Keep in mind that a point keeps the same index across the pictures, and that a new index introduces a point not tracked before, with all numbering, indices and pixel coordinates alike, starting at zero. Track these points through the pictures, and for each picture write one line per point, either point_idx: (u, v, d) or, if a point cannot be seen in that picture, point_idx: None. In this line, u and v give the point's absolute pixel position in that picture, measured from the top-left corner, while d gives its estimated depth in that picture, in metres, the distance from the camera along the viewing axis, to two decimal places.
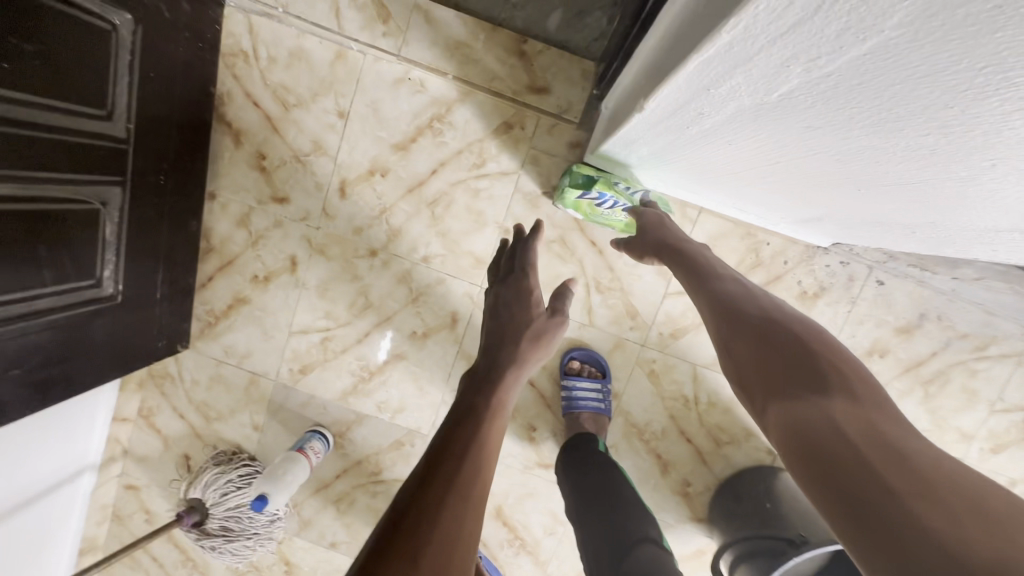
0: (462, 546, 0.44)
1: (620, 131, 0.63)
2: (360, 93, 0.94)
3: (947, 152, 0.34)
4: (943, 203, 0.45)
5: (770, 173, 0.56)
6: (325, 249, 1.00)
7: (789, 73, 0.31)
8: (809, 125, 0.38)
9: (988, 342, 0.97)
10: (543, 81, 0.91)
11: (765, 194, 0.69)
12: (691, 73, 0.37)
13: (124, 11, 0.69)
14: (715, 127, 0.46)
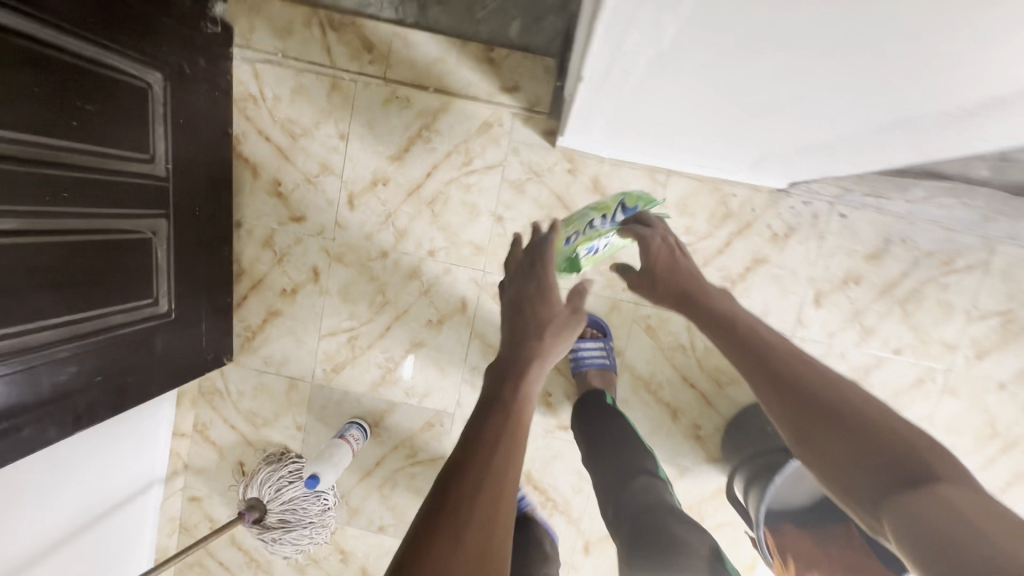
0: (495, 534, 0.54)
1: (575, 103, 0.73)
2: (355, 117, 1.07)
3: (798, 66, 0.45)
4: (837, 113, 0.55)
5: (705, 119, 0.67)
6: (343, 257, 1.13)
7: (663, 22, 0.42)
8: (708, 65, 0.49)
9: (953, 256, 1.05)
10: (512, 80, 1.02)
11: (713, 143, 0.80)
12: (603, 39, 0.49)
13: (155, 70, 0.83)
14: (642, 82, 0.57)
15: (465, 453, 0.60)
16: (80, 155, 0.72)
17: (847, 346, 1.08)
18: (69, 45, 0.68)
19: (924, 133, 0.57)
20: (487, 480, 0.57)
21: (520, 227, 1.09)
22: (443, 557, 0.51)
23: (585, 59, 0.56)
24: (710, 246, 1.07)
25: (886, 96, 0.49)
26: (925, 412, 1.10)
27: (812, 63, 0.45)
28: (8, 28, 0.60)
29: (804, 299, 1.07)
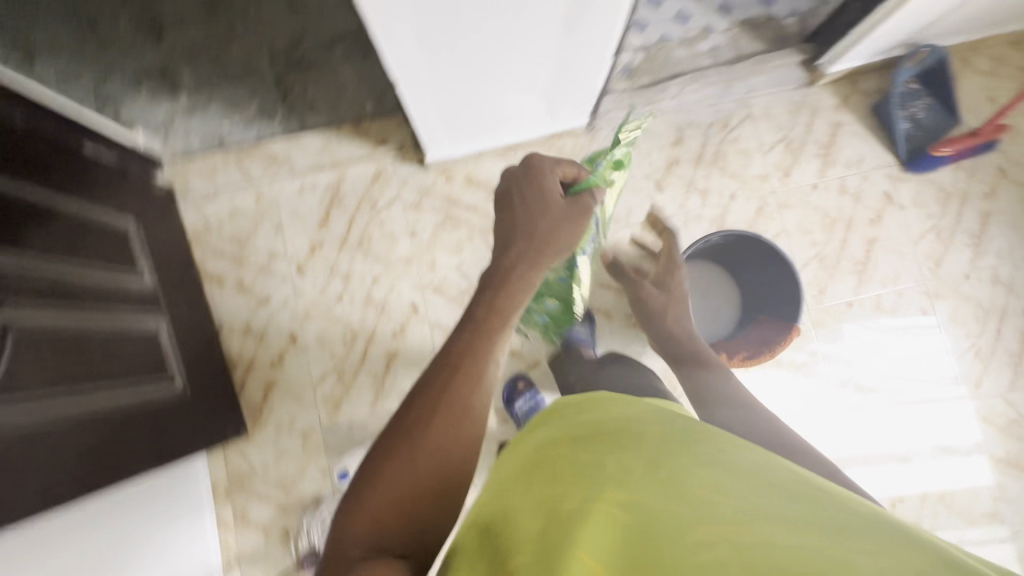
0: (443, 457, 0.64)
1: (405, 97, 1.08)
2: (282, 210, 1.41)
3: (481, 11, 0.84)
4: (532, 24, 0.90)
5: (479, 69, 1.02)
6: (310, 314, 1.39)
7: (399, 17, 0.82)
8: (435, 18, 0.84)
9: (727, 119, 1.44)
10: (381, 136, 1.40)
11: (514, 101, 1.18)
12: (382, 41, 0.88)
13: (127, 216, 1.15)
14: (425, 62, 0.96)
15: (437, 373, 0.69)
16: (75, 271, 0.97)
17: (696, 208, 1.42)
18: (60, 202, 0.98)
19: (592, 22, 0.92)
20: (451, 406, 0.66)
21: (431, 232, 1.41)
22: (400, 470, 0.62)
23: (378, 48, 0.91)
24: None
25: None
26: (777, 228, 1.42)
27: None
28: (13, 194, 0.88)
29: (649, 190, 1.43)
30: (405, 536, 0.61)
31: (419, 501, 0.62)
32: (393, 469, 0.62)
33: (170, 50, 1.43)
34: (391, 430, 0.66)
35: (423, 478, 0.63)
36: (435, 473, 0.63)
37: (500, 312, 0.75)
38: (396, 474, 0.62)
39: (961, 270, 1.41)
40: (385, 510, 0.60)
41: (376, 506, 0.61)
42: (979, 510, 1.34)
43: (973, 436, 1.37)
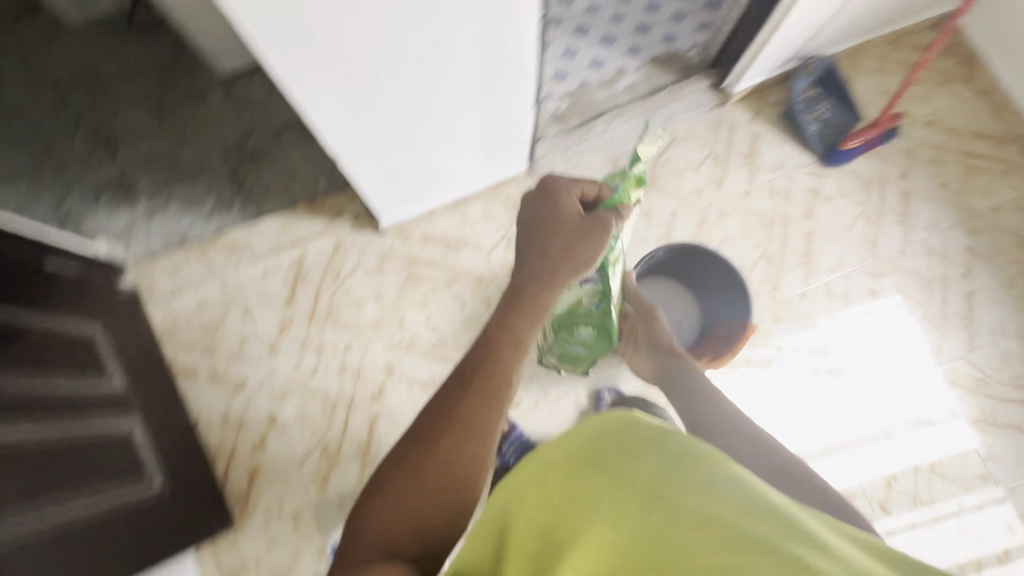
0: (457, 467, 0.70)
1: (350, 170, 1.15)
2: (248, 294, 1.44)
3: (399, 81, 0.93)
4: (450, 83, 0.98)
5: (412, 133, 1.10)
6: (287, 392, 1.39)
7: (325, 97, 0.90)
8: (359, 91, 0.92)
9: (654, 145, 1.56)
10: (336, 210, 1.48)
11: (452, 160, 1.27)
12: (314, 124, 0.96)
13: (93, 325, 1.19)
14: (358, 137, 1.04)
15: (460, 383, 0.76)
16: (42, 383, 0.97)
17: (642, 230, 1.50)
18: (31, 317, 1.02)
19: (505, 74, 1.01)
20: (461, 421, 0.72)
21: (396, 292, 1.45)
22: (414, 480, 0.69)
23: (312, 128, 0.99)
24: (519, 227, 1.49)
25: (448, 60, 0.92)
26: (720, 236, 1.50)
27: (394, 61, 0.88)
28: None
29: None
30: (414, 541, 0.67)
31: (427, 511, 0.68)
32: (405, 478, 0.69)
33: (126, 162, 1.50)
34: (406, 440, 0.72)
35: (438, 483, 0.69)
36: (447, 483, 0.69)
37: (512, 334, 0.82)
38: (408, 483, 0.68)
39: (897, 247, 1.50)
40: (395, 518, 0.67)
41: (389, 511, 0.67)
42: (971, 473, 1.36)
43: (948, 400, 1.41)
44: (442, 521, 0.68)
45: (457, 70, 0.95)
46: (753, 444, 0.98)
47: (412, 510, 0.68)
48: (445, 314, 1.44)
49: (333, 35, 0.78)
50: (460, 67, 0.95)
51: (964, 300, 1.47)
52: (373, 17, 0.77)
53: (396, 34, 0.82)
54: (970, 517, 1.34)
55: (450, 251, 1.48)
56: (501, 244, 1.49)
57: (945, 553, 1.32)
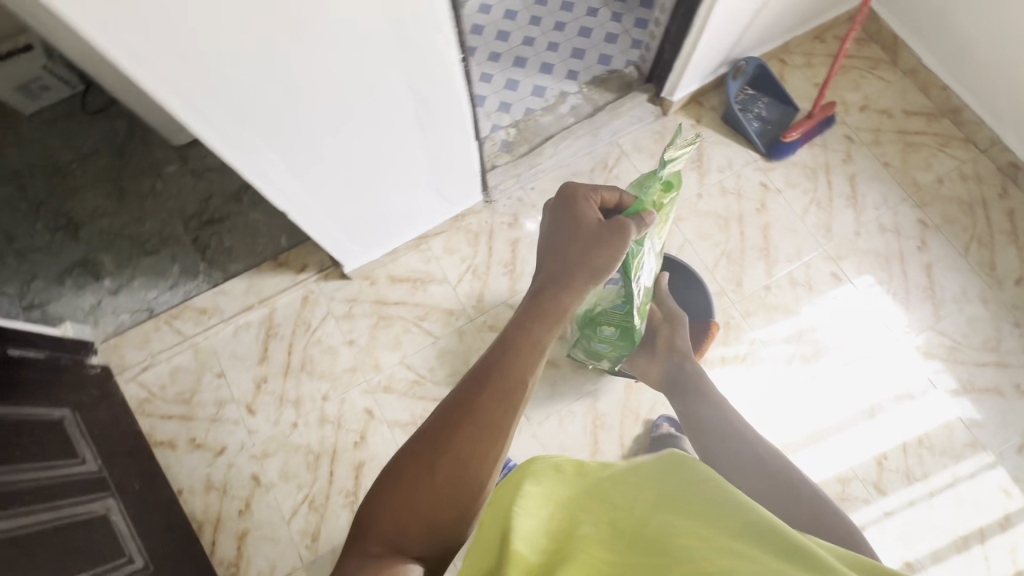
0: (470, 466, 0.70)
1: (303, 225, 1.16)
2: (221, 356, 1.44)
3: (339, 130, 0.96)
4: (384, 129, 1.02)
5: (358, 180, 1.12)
6: (268, 451, 1.38)
7: (266, 156, 0.93)
8: (295, 148, 0.94)
9: (604, 160, 1.60)
10: (300, 262, 1.48)
11: (407, 196, 1.28)
12: (261, 184, 0.98)
13: (60, 407, 1.16)
14: (309, 188, 1.07)
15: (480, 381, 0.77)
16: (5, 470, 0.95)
17: None
18: None
19: (441, 111, 1.05)
20: (477, 423, 0.72)
21: (368, 336, 1.46)
22: (428, 475, 0.68)
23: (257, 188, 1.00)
24: (482, 256, 1.52)
25: (377, 108, 0.95)
26: (679, 240, 1.54)
27: (330, 113, 0.91)
28: None
29: None
30: (422, 537, 0.67)
31: (438, 510, 0.68)
32: (419, 475, 0.68)
33: (89, 242, 1.52)
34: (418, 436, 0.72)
35: (450, 479, 0.69)
36: (457, 481, 0.69)
37: (528, 340, 0.82)
38: (419, 480, 0.68)
39: (851, 229, 1.54)
40: (404, 511, 0.67)
41: (399, 504, 0.67)
42: (959, 442, 1.36)
43: (924, 370, 1.43)
44: (451, 522, 0.68)
45: (393, 112, 0.98)
46: (754, 452, 0.96)
47: (422, 509, 0.67)
48: (419, 351, 1.45)
49: (255, 100, 0.80)
50: (395, 110, 0.98)
51: (924, 272, 1.50)
52: (292, 78, 0.80)
53: (320, 91, 0.85)
54: (965, 487, 1.33)
55: (417, 288, 1.49)
56: (466, 275, 1.50)
57: (946, 527, 1.31)
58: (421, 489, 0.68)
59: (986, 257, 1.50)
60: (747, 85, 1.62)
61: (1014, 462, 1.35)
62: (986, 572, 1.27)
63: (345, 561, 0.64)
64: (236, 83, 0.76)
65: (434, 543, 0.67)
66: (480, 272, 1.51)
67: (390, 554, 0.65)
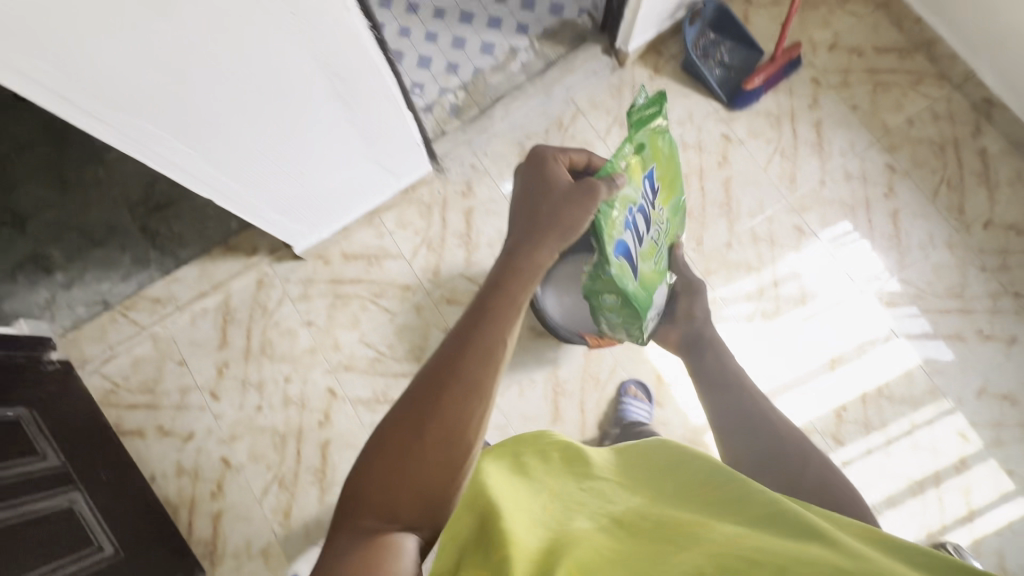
0: (459, 432, 0.68)
1: (234, 211, 1.14)
2: (181, 344, 1.44)
3: (243, 112, 0.93)
4: (295, 105, 0.97)
5: (284, 161, 1.09)
6: (235, 434, 1.40)
7: (169, 142, 0.92)
8: (198, 132, 0.92)
9: (559, 119, 1.53)
10: (250, 245, 1.46)
11: (348, 173, 1.24)
12: (174, 172, 0.98)
13: (18, 405, 1.16)
14: (231, 174, 1.05)
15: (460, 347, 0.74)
16: None
17: None
18: None
19: (359, 84, 1.00)
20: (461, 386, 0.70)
21: (326, 316, 1.45)
22: (416, 446, 0.67)
23: (174, 175, 1.00)
24: (436, 228, 1.49)
25: (280, 84, 0.91)
26: None
27: (228, 95, 0.88)
28: None
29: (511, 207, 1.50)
30: (416, 508, 0.66)
31: (431, 479, 0.67)
32: (404, 447, 0.67)
33: (37, 236, 1.49)
34: (400, 409, 0.70)
35: (439, 449, 0.67)
36: (446, 449, 0.67)
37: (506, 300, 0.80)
38: (407, 452, 0.67)
39: (816, 179, 1.48)
40: (396, 484, 0.65)
41: (389, 478, 0.66)
42: (919, 390, 1.36)
43: (884, 322, 1.41)
44: (443, 489, 0.67)
45: (300, 90, 0.94)
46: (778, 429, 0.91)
47: (412, 479, 0.66)
48: (377, 329, 1.44)
49: (134, 85, 0.79)
50: (302, 87, 0.93)
51: (890, 220, 1.45)
52: (161, 59, 0.76)
53: (203, 71, 0.81)
54: (923, 434, 1.34)
55: (372, 265, 1.47)
56: (421, 249, 1.48)
57: (902, 473, 1.33)
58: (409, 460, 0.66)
59: (955, 201, 1.45)
60: (707, 29, 1.53)
61: (974, 407, 1.35)
62: (940, 514, 1.30)
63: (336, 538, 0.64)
64: (98, 64, 0.73)
65: (427, 511, 0.66)
66: (436, 245, 1.48)
67: (383, 526, 0.64)
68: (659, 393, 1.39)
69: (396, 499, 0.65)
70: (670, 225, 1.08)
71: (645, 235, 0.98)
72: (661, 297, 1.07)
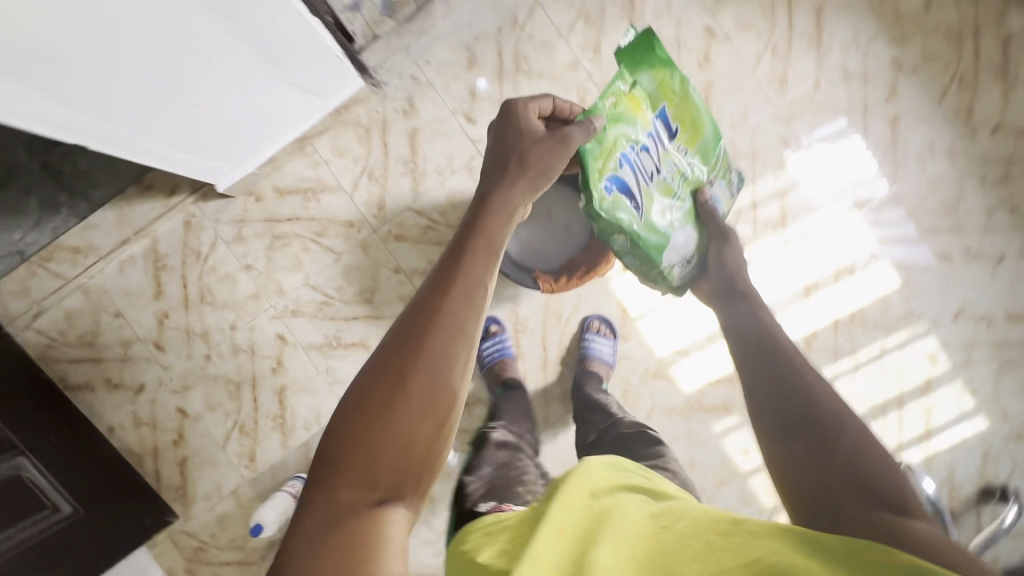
0: (441, 386, 0.60)
1: (129, 154, 1.00)
2: (114, 295, 1.34)
3: (89, 49, 0.73)
4: (168, 32, 0.78)
5: (173, 95, 0.91)
6: (188, 384, 1.35)
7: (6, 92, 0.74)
8: (52, 77, 0.76)
9: (514, 16, 1.32)
10: (170, 184, 1.31)
11: (256, 97, 1.05)
12: (30, 121, 0.82)
13: None
14: (104, 116, 0.88)
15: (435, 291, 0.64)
16: None
17: None
18: None
19: None
20: (441, 337, 0.61)
21: (265, 259, 1.33)
22: (392, 407, 0.58)
23: (32, 125, 0.83)
24: (377, 156, 1.33)
25: (139, 11, 0.72)
26: None
27: (61, 31, 0.69)
28: None
29: (461, 126, 1.34)
30: (400, 470, 0.58)
31: (415, 439, 0.59)
32: (383, 408, 0.59)
33: None
34: (377, 362, 0.61)
35: (419, 405, 0.59)
36: (428, 407, 0.59)
37: (484, 240, 0.69)
38: (384, 410, 0.59)
39: (810, 79, 1.29)
40: (376, 443, 0.58)
41: (365, 441, 0.58)
42: (894, 314, 1.31)
43: (864, 246, 1.31)
44: (427, 451, 0.60)
45: (157, 12, 0.74)
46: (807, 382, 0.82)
47: (394, 443, 0.58)
48: (322, 270, 1.33)
49: None
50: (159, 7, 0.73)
51: (887, 126, 1.29)
52: None
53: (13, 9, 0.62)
54: (893, 357, 1.31)
55: (310, 200, 1.33)
56: (363, 179, 1.33)
57: (867, 397, 1.31)
58: (389, 422, 0.58)
59: (964, 102, 1.28)
60: None
61: (948, 329, 1.31)
62: (898, 433, 1.31)
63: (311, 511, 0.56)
64: None
65: (412, 476, 0.59)
66: (379, 175, 1.33)
67: (363, 496, 0.57)
68: (623, 326, 1.33)
69: (378, 465, 0.58)
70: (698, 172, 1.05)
71: (657, 174, 0.98)
72: (687, 241, 1.03)
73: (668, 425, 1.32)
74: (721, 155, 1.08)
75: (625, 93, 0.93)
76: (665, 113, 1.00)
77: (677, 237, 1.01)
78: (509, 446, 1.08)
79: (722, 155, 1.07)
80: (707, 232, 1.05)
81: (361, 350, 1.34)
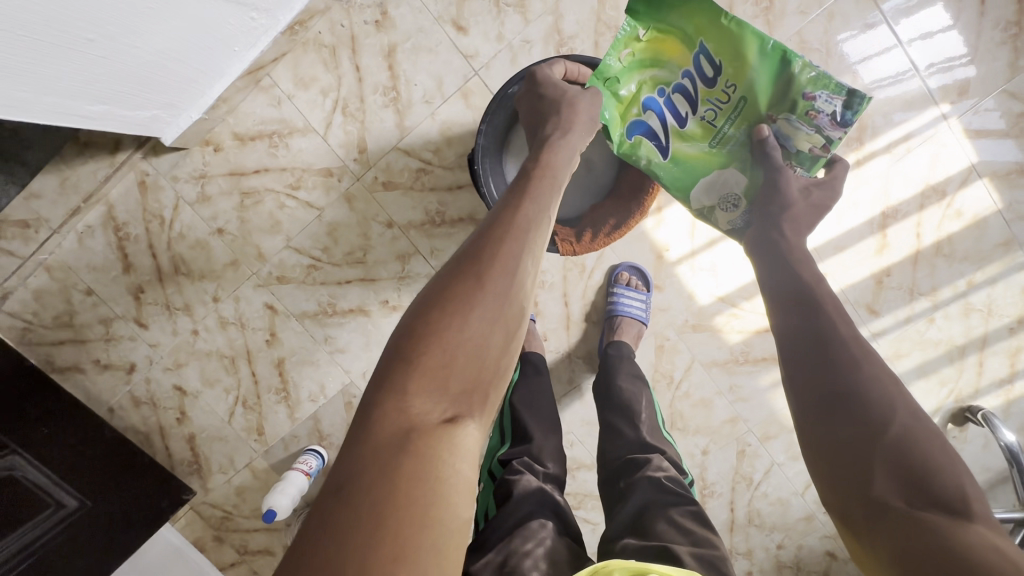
0: (513, 303, 0.56)
1: (23, 118, 0.74)
2: (79, 269, 1.18)
3: None
4: None
5: (56, 27, 0.65)
6: (179, 359, 1.22)
7: None
8: None
9: None
10: (111, 138, 1.12)
11: (175, 12, 0.78)
12: None
13: None
14: None
15: (498, 219, 0.61)
16: None
17: (517, 28, 1.10)
18: None
19: None
20: (515, 247, 0.58)
21: (238, 220, 1.16)
22: (462, 319, 0.54)
23: None
24: (351, 84, 1.11)
25: None
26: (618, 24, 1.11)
27: None
28: None
29: (448, 37, 1.10)
30: (467, 389, 0.53)
31: (477, 358, 0.54)
32: (457, 309, 0.54)
33: None
34: (444, 276, 0.58)
35: (491, 322, 0.55)
36: (502, 327, 0.55)
37: (549, 173, 0.69)
38: (454, 321, 0.54)
39: None
40: (438, 358, 0.53)
41: (436, 350, 0.53)
42: (988, 243, 1.09)
43: (959, 159, 1.07)
44: (496, 364, 0.55)
45: None
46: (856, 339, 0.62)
47: (468, 345, 0.54)
48: (304, 228, 1.16)
49: None
50: None
51: (1013, 3, 1.04)
52: None
53: None
54: (981, 294, 1.10)
55: (277, 146, 1.13)
56: (336, 117, 1.12)
57: (945, 339, 1.12)
58: (464, 324, 0.54)
59: None
60: None
61: None
62: (976, 378, 1.13)
63: (383, 418, 0.50)
64: None
65: (481, 388, 0.54)
66: (356, 110, 1.12)
67: (429, 411, 0.51)
68: (658, 274, 1.15)
69: (451, 369, 0.53)
70: (757, 104, 0.76)
71: (693, 117, 0.79)
72: (738, 185, 0.79)
73: (708, 380, 1.18)
74: (807, 70, 0.72)
75: (637, 39, 0.77)
76: (706, 45, 0.74)
77: (715, 181, 0.80)
78: (544, 498, 0.75)
79: (800, 74, 0.72)
80: (762, 176, 0.77)
81: (360, 317, 1.19)
